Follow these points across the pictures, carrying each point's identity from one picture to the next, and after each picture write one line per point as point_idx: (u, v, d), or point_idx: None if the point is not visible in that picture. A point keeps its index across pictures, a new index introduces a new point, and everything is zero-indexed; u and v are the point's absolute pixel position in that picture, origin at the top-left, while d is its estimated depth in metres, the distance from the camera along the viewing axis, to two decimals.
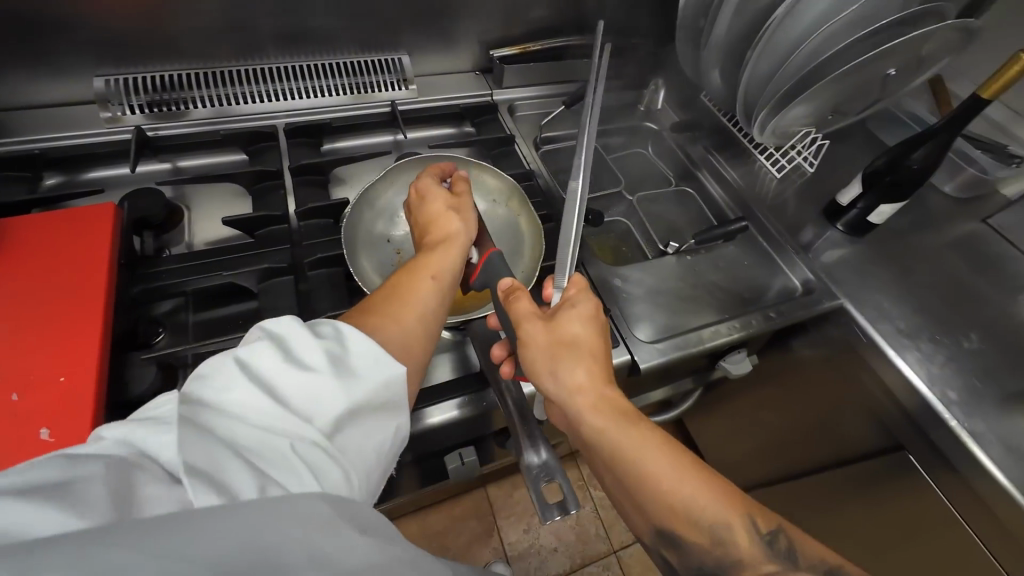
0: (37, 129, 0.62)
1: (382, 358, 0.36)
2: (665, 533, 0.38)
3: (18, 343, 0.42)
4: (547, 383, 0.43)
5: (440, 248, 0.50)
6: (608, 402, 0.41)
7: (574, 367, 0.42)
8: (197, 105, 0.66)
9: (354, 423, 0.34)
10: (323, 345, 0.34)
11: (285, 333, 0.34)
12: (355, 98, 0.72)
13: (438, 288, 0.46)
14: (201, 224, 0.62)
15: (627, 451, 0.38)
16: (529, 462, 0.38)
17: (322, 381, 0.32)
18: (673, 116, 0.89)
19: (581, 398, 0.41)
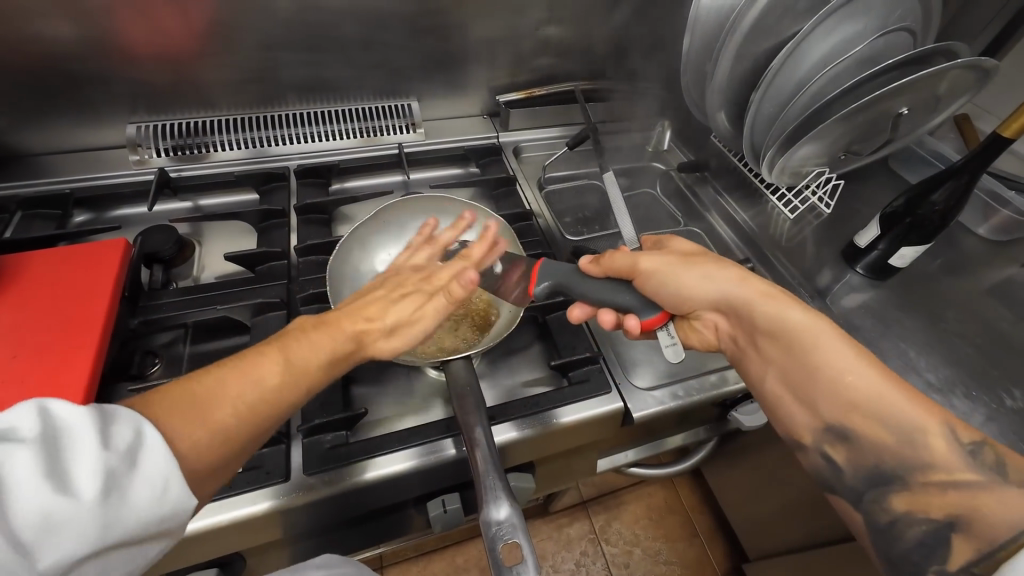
0: (74, 171, 0.68)
1: (174, 484, 0.30)
2: (835, 427, 0.42)
3: (14, 370, 0.44)
4: (695, 280, 0.49)
5: (341, 336, 0.44)
6: (768, 290, 0.47)
7: (718, 268, 0.49)
8: (217, 149, 0.70)
9: (100, 560, 0.28)
10: (106, 461, 0.28)
11: (73, 427, 0.28)
12: (364, 141, 0.76)
13: (300, 394, 0.39)
14: (210, 259, 0.64)
15: (804, 337, 0.44)
16: (490, 518, 0.37)
17: (77, 512, 0.26)
18: (681, 156, 0.89)
19: (737, 291, 0.48)
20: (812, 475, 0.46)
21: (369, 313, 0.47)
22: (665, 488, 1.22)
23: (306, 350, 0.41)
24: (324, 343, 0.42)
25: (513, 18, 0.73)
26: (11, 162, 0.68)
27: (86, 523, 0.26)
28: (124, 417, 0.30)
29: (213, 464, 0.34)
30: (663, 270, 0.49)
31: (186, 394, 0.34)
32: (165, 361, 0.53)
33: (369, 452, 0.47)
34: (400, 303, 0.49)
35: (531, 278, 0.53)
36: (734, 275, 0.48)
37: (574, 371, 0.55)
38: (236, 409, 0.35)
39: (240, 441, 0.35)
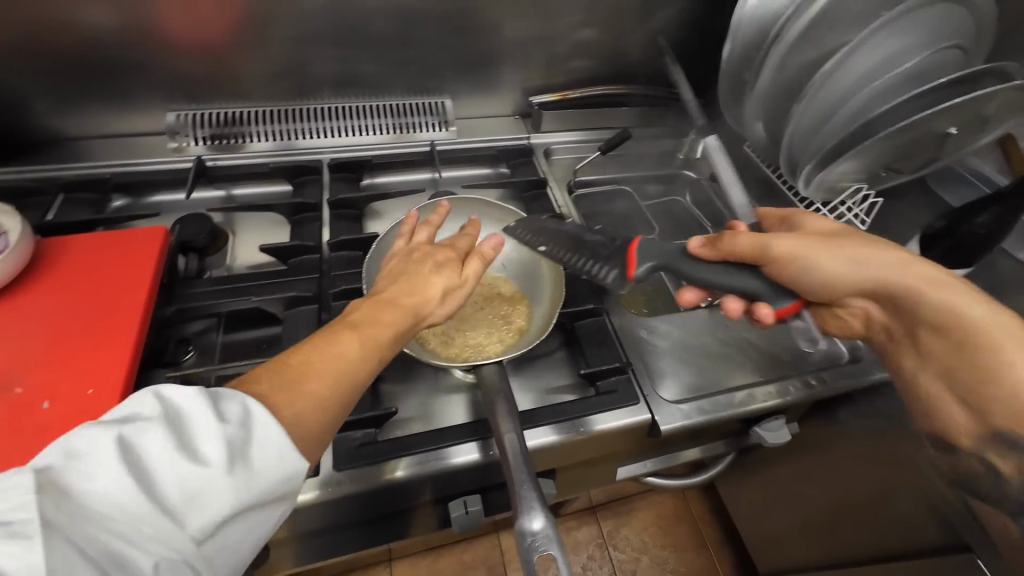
0: (114, 157, 0.69)
1: (289, 451, 0.31)
2: (1006, 434, 0.42)
3: (57, 353, 0.45)
4: (879, 261, 0.47)
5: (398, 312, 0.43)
6: (933, 275, 0.46)
7: (882, 248, 0.47)
8: (252, 139, 0.71)
9: (240, 522, 0.30)
10: (225, 432, 0.30)
11: (189, 406, 0.30)
12: (396, 137, 0.76)
13: (375, 363, 0.39)
14: (243, 249, 0.65)
15: (961, 320, 0.44)
16: (528, 528, 0.37)
17: (207, 481, 0.28)
18: (713, 165, 0.88)
19: (875, 267, 0.47)
20: (960, 473, 0.47)
21: (412, 289, 0.45)
22: (675, 497, 1.21)
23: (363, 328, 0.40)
24: (382, 320, 0.42)
25: (550, 20, 0.73)
26: (54, 145, 0.69)
27: (217, 492, 0.28)
28: (232, 395, 0.32)
29: (320, 429, 0.34)
30: (813, 256, 0.47)
31: (284, 376, 0.34)
32: (197, 349, 0.54)
33: (395, 451, 0.47)
34: (438, 275, 0.47)
35: (632, 257, 0.51)
36: (896, 259, 0.47)
37: (601, 381, 0.54)
38: (334, 385, 0.36)
39: (336, 413, 0.36)
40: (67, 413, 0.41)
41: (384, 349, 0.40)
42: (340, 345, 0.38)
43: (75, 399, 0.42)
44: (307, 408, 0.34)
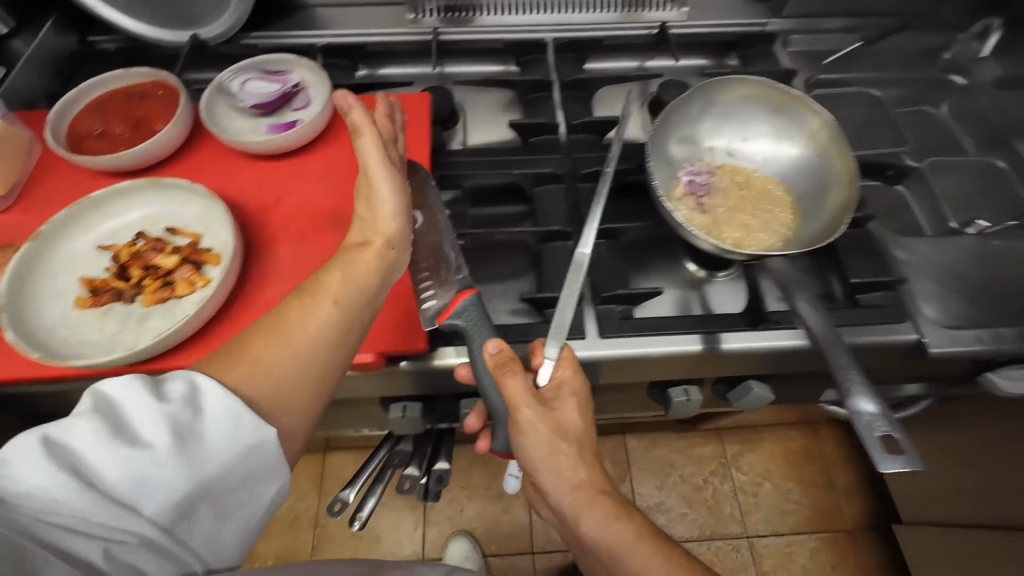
0: (354, 25, 0.71)
1: (242, 421, 0.31)
2: None
3: None
4: (546, 478, 0.41)
5: (380, 231, 0.43)
6: (602, 492, 0.41)
7: (564, 453, 0.41)
8: (482, 13, 0.69)
9: (211, 503, 0.31)
10: (168, 413, 0.30)
11: (127, 398, 0.30)
12: (624, 16, 0.69)
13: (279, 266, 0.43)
14: (475, 128, 0.65)
15: (617, 552, 0.39)
16: (859, 409, 0.35)
17: (156, 461, 0.29)
18: (994, 70, 0.71)
19: (580, 502, 0.40)
20: None
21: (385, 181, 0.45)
22: (808, 436, 1.19)
23: (372, 232, 0.43)
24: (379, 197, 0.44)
25: None
26: (301, 11, 0.72)
27: (171, 469, 0.29)
28: (176, 375, 0.32)
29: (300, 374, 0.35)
30: (540, 453, 0.41)
31: (265, 338, 0.35)
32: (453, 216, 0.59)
33: (653, 330, 0.49)
34: (383, 190, 0.45)
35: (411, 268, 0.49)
36: (574, 481, 0.41)
37: (862, 295, 0.50)
38: (304, 330, 0.36)
39: (313, 370, 0.36)
40: None
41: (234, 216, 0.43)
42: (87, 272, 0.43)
43: None
44: (296, 360, 0.35)
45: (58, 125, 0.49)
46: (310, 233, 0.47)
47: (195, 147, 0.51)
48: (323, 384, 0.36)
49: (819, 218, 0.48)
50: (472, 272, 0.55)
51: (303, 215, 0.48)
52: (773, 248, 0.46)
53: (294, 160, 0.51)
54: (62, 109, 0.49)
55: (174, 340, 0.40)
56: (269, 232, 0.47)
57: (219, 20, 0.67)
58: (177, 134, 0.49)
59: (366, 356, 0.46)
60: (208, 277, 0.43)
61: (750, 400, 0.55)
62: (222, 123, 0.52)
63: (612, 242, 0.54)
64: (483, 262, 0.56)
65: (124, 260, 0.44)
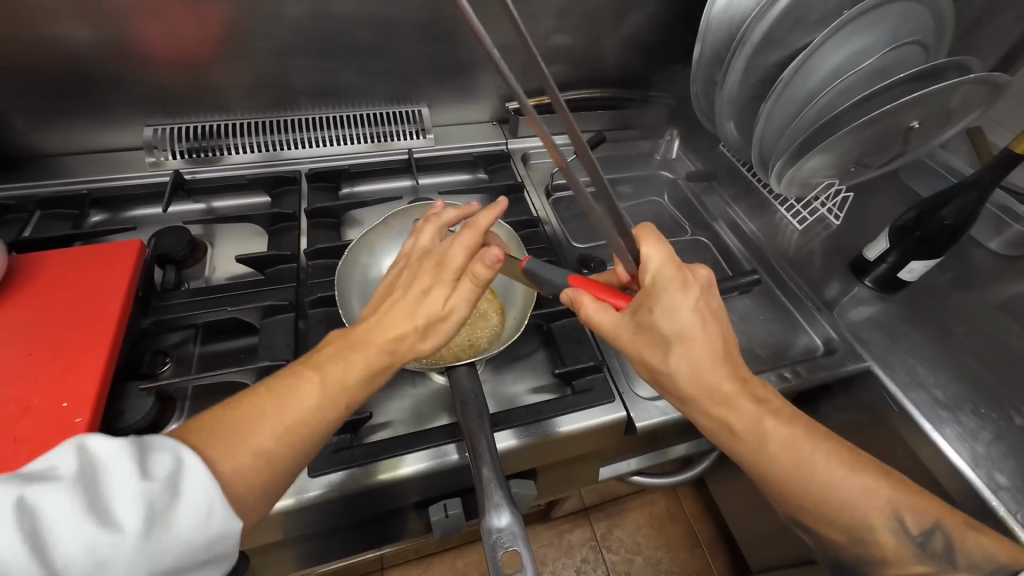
0: (93, 172, 0.69)
1: (217, 509, 0.32)
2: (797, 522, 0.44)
3: (31, 365, 0.44)
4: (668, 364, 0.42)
5: (385, 335, 0.43)
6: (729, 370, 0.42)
7: (701, 348, 0.41)
8: (230, 152, 0.72)
9: None
10: (147, 491, 0.30)
11: (110, 462, 0.30)
12: (375, 146, 0.77)
13: (333, 425, 0.40)
14: (222, 262, 0.65)
15: (780, 445, 0.41)
16: (491, 526, 0.36)
17: (120, 547, 0.28)
18: (689, 165, 0.89)
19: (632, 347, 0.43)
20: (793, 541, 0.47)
21: (406, 303, 0.45)
22: (667, 497, 1.21)
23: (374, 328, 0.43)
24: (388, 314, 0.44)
25: (522, 26, 0.75)
26: (32, 162, 0.69)
27: (130, 557, 0.28)
28: (162, 446, 0.32)
29: (287, 450, 0.37)
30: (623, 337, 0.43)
31: (260, 411, 0.37)
32: (175, 360, 0.54)
33: (376, 454, 0.47)
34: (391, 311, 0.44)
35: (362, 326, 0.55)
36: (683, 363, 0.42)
37: (578, 380, 0.55)
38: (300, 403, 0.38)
39: (294, 458, 0.37)
40: (39, 426, 0.41)
41: (301, 452, 0.37)
42: None
43: (48, 413, 0.41)
44: (281, 447, 0.36)
45: None
46: None
47: None
48: (292, 462, 0.37)
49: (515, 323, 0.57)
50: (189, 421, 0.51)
51: None
52: (471, 355, 0.52)
53: None
54: None
55: None
56: None
57: None
58: None
59: None
60: None
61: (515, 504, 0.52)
62: None
63: None
64: (204, 406, 0.52)
65: None
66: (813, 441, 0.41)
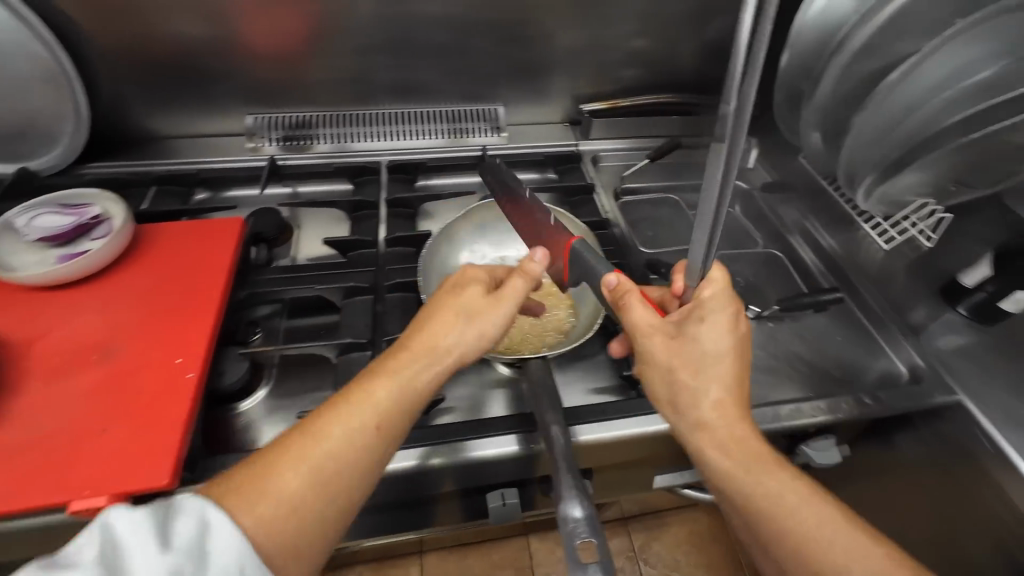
0: (199, 154, 0.76)
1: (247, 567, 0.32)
2: None
3: (151, 323, 0.49)
4: (661, 389, 0.46)
5: (433, 339, 0.45)
6: (739, 411, 0.45)
7: (727, 379, 0.45)
8: (319, 141, 0.77)
9: None
10: (168, 561, 0.30)
11: (135, 533, 0.31)
12: (451, 141, 0.80)
13: (368, 441, 0.40)
14: (306, 243, 0.69)
15: (805, 536, 0.40)
16: (566, 517, 0.36)
17: None
18: (765, 175, 0.86)
19: (658, 380, 0.47)
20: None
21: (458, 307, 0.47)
22: (710, 516, 1.17)
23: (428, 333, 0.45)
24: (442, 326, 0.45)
25: (601, 29, 0.75)
26: (149, 142, 0.77)
27: None
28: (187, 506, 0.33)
29: (329, 466, 0.38)
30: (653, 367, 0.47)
31: (296, 444, 0.38)
32: (264, 331, 0.58)
33: (445, 436, 0.49)
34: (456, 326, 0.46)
35: None
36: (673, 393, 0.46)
37: (644, 384, 0.54)
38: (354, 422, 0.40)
39: (334, 493, 0.38)
40: (156, 377, 0.45)
41: (340, 476, 0.38)
42: None
43: (164, 368, 0.46)
44: (321, 470, 0.38)
45: None
46: (71, 366, 0.45)
47: None
48: (323, 501, 0.37)
49: (583, 321, 0.57)
50: (275, 388, 0.55)
51: (69, 348, 0.47)
52: (540, 350, 0.53)
53: (78, 289, 0.51)
54: None
55: None
56: (19, 371, 0.45)
57: (53, 152, 0.68)
58: None
59: (95, 500, 0.38)
60: None
61: None
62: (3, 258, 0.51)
63: None
64: (288, 376, 0.55)
65: None
66: (843, 527, 0.40)
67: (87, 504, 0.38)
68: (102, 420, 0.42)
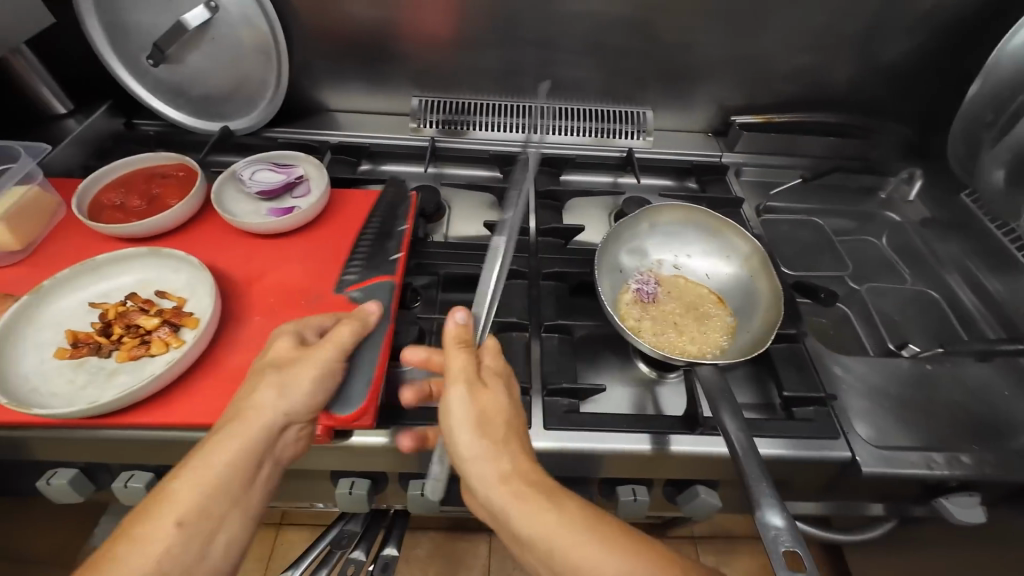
0: (365, 129, 0.82)
1: None
2: None
3: (346, 278, 0.55)
4: (474, 471, 0.39)
5: (257, 417, 0.41)
6: (522, 476, 0.39)
7: (519, 453, 0.40)
8: (473, 128, 0.80)
9: None
10: None
11: None
12: (597, 140, 0.81)
13: (194, 521, 0.37)
14: (457, 224, 0.73)
15: None
16: (767, 524, 0.36)
17: None
18: (921, 210, 0.81)
19: (514, 503, 0.37)
20: None
21: (497, 435, 0.40)
22: None
23: (507, 486, 0.38)
24: (514, 491, 0.38)
25: (771, 41, 0.74)
26: (323, 114, 0.84)
27: None
28: None
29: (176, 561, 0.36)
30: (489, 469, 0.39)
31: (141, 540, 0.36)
32: (422, 300, 0.63)
33: (602, 424, 0.50)
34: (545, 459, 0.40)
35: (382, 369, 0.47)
36: (501, 472, 0.39)
37: (798, 407, 0.54)
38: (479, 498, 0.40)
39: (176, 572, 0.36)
40: None
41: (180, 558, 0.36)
42: (66, 309, 0.49)
43: None
44: (193, 524, 0.37)
45: (89, 190, 0.56)
46: (286, 305, 0.52)
47: (198, 223, 0.57)
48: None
49: (751, 336, 0.52)
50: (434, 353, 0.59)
51: (282, 289, 0.53)
52: (702, 357, 0.51)
53: (285, 240, 0.58)
54: (93, 180, 0.56)
55: (137, 397, 0.42)
56: (244, 303, 0.51)
57: (250, 114, 0.77)
58: (187, 210, 0.56)
59: (314, 426, 0.44)
60: (184, 339, 0.46)
61: (698, 506, 0.54)
62: (228, 203, 0.58)
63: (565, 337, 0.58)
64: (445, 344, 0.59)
65: (110, 318, 0.47)
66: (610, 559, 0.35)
67: (306, 429, 0.43)
68: None
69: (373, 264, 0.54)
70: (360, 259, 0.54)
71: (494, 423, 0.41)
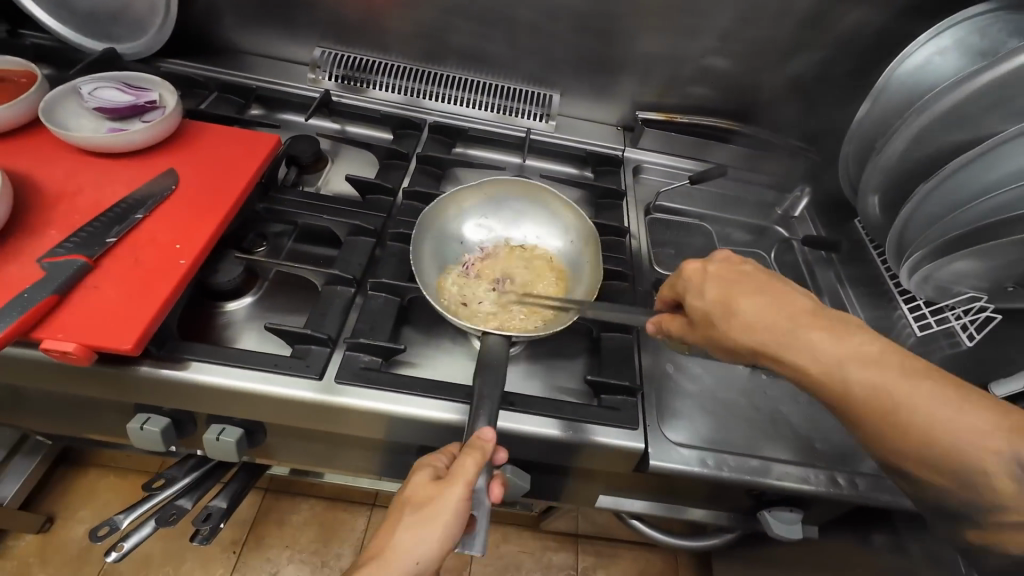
0: (264, 73, 0.80)
1: None
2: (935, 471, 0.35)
3: (166, 206, 0.52)
4: (801, 355, 0.38)
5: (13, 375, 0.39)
6: (815, 314, 0.40)
7: (753, 299, 0.41)
8: (374, 87, 0.79)
9: None
10: None
11: None
12: (498, 117, 0.80)
13: None
14: (333, 178, 0.71)
15: (892, 400, 0.35)
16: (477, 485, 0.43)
17: None
18: (812, 229, 0.81)
19: (758, 314, 0.40)
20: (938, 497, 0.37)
21: (761, 310, 0.41)
22: (666, 562, 1.12)
23: (869, 365, 0.36)
24: (815, 330, 0.38)
25: (676, 39, 0.73)
26: (225, 53, 0.81)
27: None
28: None
29: None
30: (757, 320, 0.40)
31: None
32: (269, 246, 0.60)
33: (394, 385, 0.49)
34: (403, 526, 0.40)
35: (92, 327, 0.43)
36: (802, 321, 0.39)
37: (607, 395, 0.53)
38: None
39: None
40: (153, 255, 0.48)
41: None
42: None
43: (163, 250, 0.48)
44: None
45: None
46: (85, 221, 0.49)
47: (27, 133, 0.55)
48: None
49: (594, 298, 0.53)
50: (262, 298, 0.57)
51: (88, 206, 0.51)
52: (513, 327, 0.53)
53: (113, 160, 0.55)
54: None
55: None
56: (42, 215, 0.49)
57: (139, 41, 0.74)
58: (9, 116, 0.53)
59: (65, 345, 0.42)
60: None
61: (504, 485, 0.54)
62: (62, 117, 0.56)
63: (395, 298, 0.56)
64: (275, 293, 0.58)
65: None
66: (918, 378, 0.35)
67: (57, 344, 0.41)
68: (92, 279, 0.45)
69: (87, 240, 0.47)
70: (84, 233, 0.47)
71: (747, 288, 0.42)
